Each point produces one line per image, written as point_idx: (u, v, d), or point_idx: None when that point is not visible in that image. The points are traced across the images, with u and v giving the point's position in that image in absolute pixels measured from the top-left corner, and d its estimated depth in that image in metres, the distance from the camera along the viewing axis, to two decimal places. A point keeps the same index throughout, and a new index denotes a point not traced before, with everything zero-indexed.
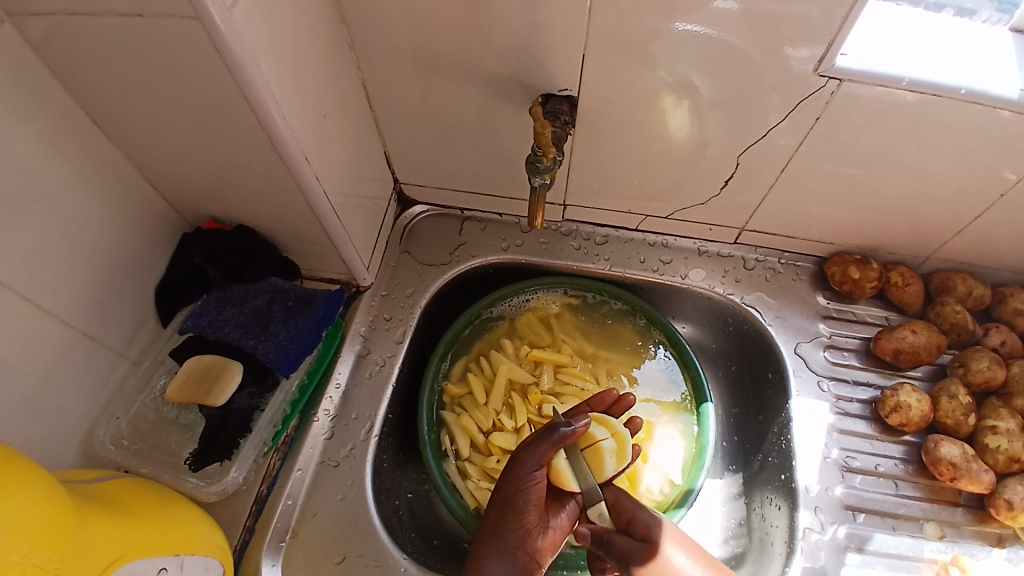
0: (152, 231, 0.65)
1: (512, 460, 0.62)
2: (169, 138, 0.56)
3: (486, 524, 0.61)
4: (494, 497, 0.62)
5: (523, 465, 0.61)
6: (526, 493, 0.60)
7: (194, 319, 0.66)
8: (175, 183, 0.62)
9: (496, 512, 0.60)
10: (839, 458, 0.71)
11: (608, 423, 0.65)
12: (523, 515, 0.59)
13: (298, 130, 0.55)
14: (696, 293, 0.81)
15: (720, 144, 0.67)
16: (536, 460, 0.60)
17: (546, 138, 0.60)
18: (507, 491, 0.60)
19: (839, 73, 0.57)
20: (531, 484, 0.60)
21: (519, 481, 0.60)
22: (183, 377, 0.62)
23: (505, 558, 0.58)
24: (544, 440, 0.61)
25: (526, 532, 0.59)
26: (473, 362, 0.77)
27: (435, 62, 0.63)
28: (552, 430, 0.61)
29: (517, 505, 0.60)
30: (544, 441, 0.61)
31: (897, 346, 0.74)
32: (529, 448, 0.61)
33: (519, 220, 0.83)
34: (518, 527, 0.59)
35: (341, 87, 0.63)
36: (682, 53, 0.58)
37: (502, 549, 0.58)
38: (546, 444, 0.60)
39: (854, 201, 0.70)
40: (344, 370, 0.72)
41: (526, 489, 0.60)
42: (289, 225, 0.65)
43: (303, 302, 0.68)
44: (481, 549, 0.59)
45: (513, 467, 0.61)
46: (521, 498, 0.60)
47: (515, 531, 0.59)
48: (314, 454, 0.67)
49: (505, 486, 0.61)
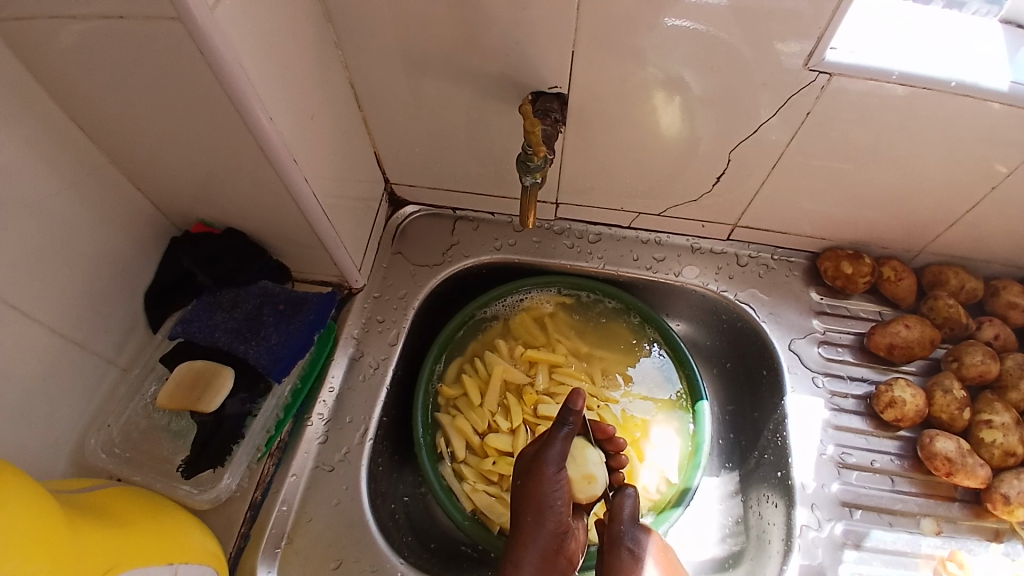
0: (140, 235, 0.64)
1: (535, 466, 0.61)
2: (156, 141, 0.55)
3: (517, 531, 0.60)
4: (520, 505, 0.61)
5: (547, 468, 0.60)
6: (557, 496, 0.60)
7: (184, 324, 0.65)
8: (162, 187, 0.61)
9: (530, 520, 0.60)
10: (834, 455, 0.71)
11: (590, 449, 0.65)
12: (559, 519, 0.60)
13: (285, 132, 0.54)
14: (690, 290, 0.81)
15: (711, 139, 0.66)
16: (559, 461, 0.60)
17: (536, 137, 0.59)
18: (536, 497, 0.60)
19: (830, 68, 0.56)
20: (559, 487, 0.60)
21: (548, 486, 0.60)
22: (174, 383, 0.62)
23: (544, 562, 0.59)
24: (557, 437, 0.61)
25: (561, 536, 0.60)
26: (467, 362, 0.77)
27: (423, 61, 0.63)
28: (561, 423, 0.61)
29: (551, 513, 0.59)
30: (557, 437, 0.61)
31: (891, 341, 0.74)
32: (546, 449, 0.61)
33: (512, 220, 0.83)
34: (553, 532, 0.60)
35: (329, 87, 0.62)
36: (672, 49, 0.58)
37: (541, 556, 0.59)
38: (559, 439, 0.61)
39: (846, 196, 0.70)
40: (337, 373, 0.72)
41: (556, 492, 0.60)
42: (278, 228, 0.65)
43: (294, 306, 0.67)
44: (519, 558, 0.58)
45: (537, 472, 0.60)
46: (554, 501, 0.60)
47: (551, 536, 0.60)
48: (308, 458, 0.67)
49: (533, 492, 0.60)
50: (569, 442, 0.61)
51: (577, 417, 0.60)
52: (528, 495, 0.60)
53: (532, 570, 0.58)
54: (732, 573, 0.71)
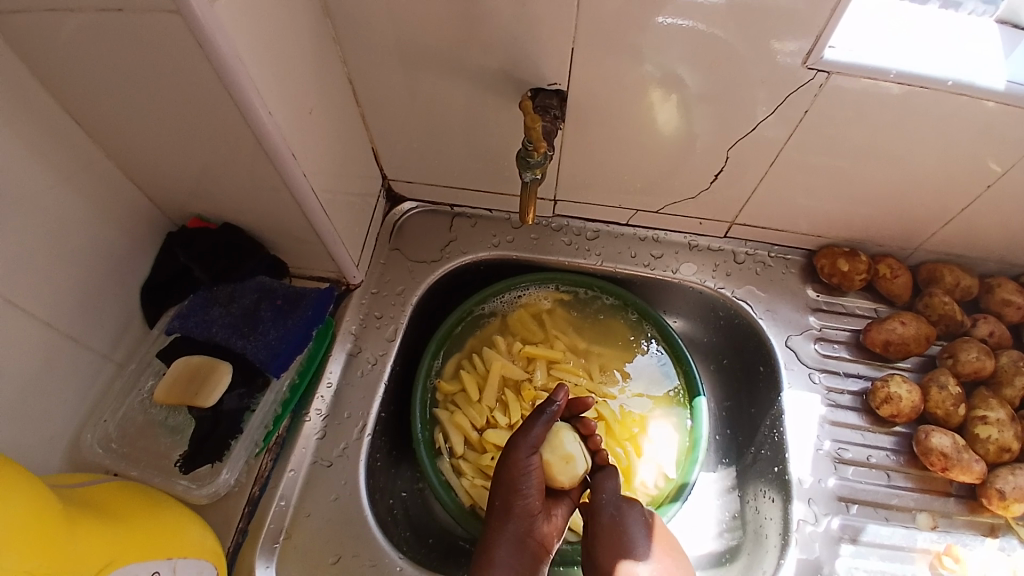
0: (137, 230, 0.63)
1: (506, 451, 0.63)
2: (153, 135, 0.55)
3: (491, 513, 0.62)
4: (495, 487, 0.63)
5: (520, 451, 0.62)
6: (527, 481, 0.61)
7: (181, 319, 0.64)
8: (159, 181, 0.61)
9: (501, 502, 0.61)
10: (831, 450, 0.72)
11: (565, 430, 0.65)
12: (527, 503, 0.61)
13: (284, 126, 0.54)
14: (687, 287, 0.81)
15: (708, 136, 0.66)
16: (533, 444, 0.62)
17: (537, 132, 0.59)
18: (507, 480, 0.62)
19: (827, 66, 0.57)
20: (530, 472, 0.62)
21: (519, 469, 0.62)
22: (171, 379, 0.61)
23: (513, 546, 0.60)
24: (535, 423, 0.63)
25: (531, 521, 0.61)
26: (465, 358, 0.77)
27: (421, 57, 0.63)
28: (541, 411, 0.64)
29: (521, 496, 0.61)
30: (535, 423, 0.63)
31: (887, 337, 0.74)
32: (522, 432, 0.63)
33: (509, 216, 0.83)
34: (524, 516, 0.61)
35: (327, 82, 0.62)
36: (670, 47, 0.58)
37: (510, 537, 0.60)
38: (538, 425, 0.63)
39: (843, 194, 0.71)
40: (335, 369, 0.71)
41: (526, 476, 0.61)
42: (276, 224, 0.64)
43: (292, 302, 0.67)
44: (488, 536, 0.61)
45: (509, 455, 0.63)
46: (524, 485, 0.61)
47: (522, 519, 0.61)
48: (306, 454, 0.66)
49: (505, 475, 0.62)
50: (546, 431, 0.64)
51: (556, 409, 0.64)
52: (500, 479, 0.62)
53: (499, 550, 0.60)
54: (729, 567, 0.71)
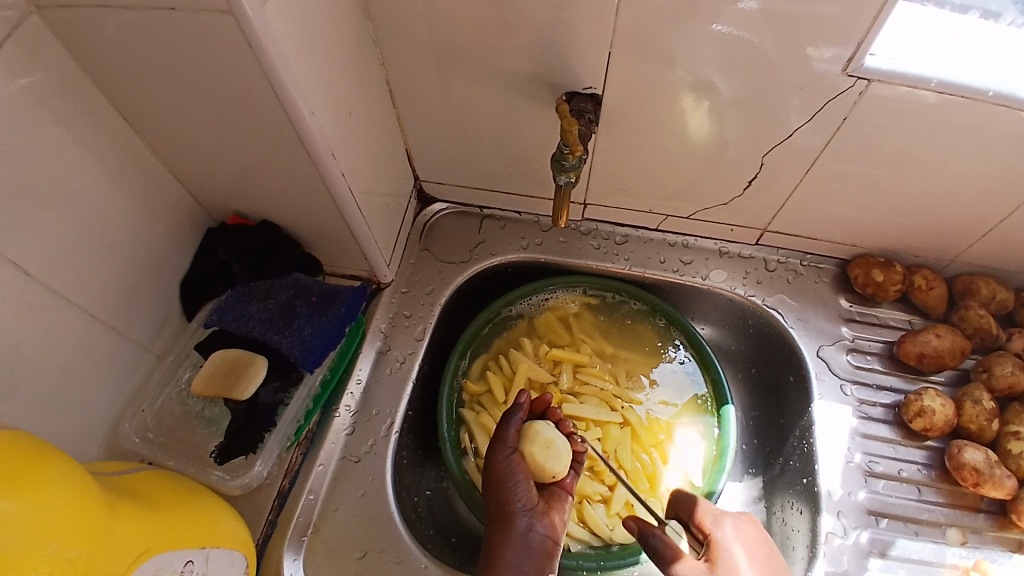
0: (177, 225, 0.65)
1: (488, 458, 0.64)
2: (199, 132, 0.56)
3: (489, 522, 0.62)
4: (487, 495, 0.63)
5: (498, 452, 0.63)
6: (514, 477, 0.62)
7: (219, 314, 0.65)
8: (200, 177, 0.62)
9: (496, 505, 0.61)
10: (861, 463, 0.71)
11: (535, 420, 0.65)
12: (519, 499, 0.61)
13: (326, 126, 0.55)
14: (717, 294, 0.80)
15: (742, 144, 0.66)
16: (509, 443, 0.63)
17: (572, 135, 0.59)
18: (496, 484, 0.62)
19: (867, 73, 0.56)
20: (514, 469, 0.62)
21: (502, 469, 0.62)
22: (209, 371, 0.62)
23: (518, 547, 0.58)
24: (506, 424, 0.65)
25: (529, 517, 0.60)
26: (492, 360, 0.77)
27: (458, 59, 0.63)
28: (509, 413, 0.65)
29: (511, 492, 0.61)
30: (507, 426, 0.64)
31: (921, 350, 0.73)
32: (498, 436, 0.64)
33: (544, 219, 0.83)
34: (521, 512, 0.60)
35: (365, 84, 0.63)
36: (707, 52, 0.58)
37: (513, 540, 0.59)
38: (511, 426, 0.64)
39: (877, 203, 0.70)
40: (365, 367, 0.72)
41: (511, 473, 0.62)
42: (311, 222, 0.65)
43: (327, 299, 0.68)
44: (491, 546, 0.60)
45: (491, 460, 0.63)
46: (512, 483, 0.61)
47: (520, 515, 0.60)
48: (335, 449, 0.67)
49: (493, 479, 0.62)
50: (522, 429, 0.64)
51: (523, 408, 0.65)
52: (490, 486, 0.63)
53: (505, 554, 0.58)
54: None
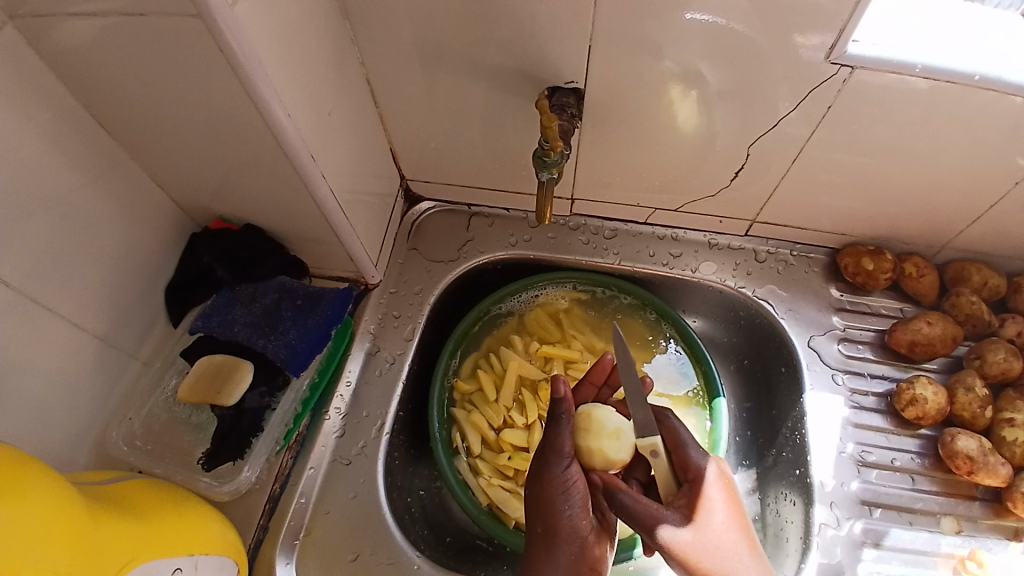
0: (161, 231, 0.65)
1: (537, 470, 0.59)
2: (177, 138, 0.56)
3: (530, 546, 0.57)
4: (530, 514, 0.58)
5: (556, 465, 0.58)
6: (568, 497, 0.57)
7: (203, 319, 0.66)
8: (182, 183, 0.62)
9: (543, 527, 0.56)
10: (854, 453, 0.71)
11: (597, 412, 0.63)
12: (572, 522, 0.56)
13: (304, 128, 0.55)
14: (706, 287, 0.80)
15: (728, 134, 0.66)
16: (566, 455, 0.58)
17: (553, 131, 0.58)
18: (546, 503, 0.57)
19: (851, 61, 0.55)
20: (569, 488, 0.57)
21: (556, 486, 0.57)
22: (195, 376, 0.62)
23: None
24: (561, 432, 0.60)
25: (581, 543, 0.56)
26: (482, 358, 0.77)
27: (439, 57, 0.63)
28: (556, 418, 0.60)
29: (563, 513, 0.56)
30: (560, 435, 0.59)
31: (912, 338, 0.73)
32: (550, 446, 0.59)
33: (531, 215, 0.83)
34: (572, 537, 0.55)
35: (345, 83, 0.62)
36: (689, 44, 0.57)
37: (563, 570, 0.54)
38: (564, 436, 0.59)
39: (865, 191, 0.69)
40: (354, 368, 0.72)
41: (564, 491, 0.57)
42: (295, 225, 0.65)
43: (312, 301, 0.68)
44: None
45: (541, 474, 0.58)
46: (564, 504, 0.56)
47: (570, 540, 0.55)
48: (326, 451, 0.67)
49: (543, 498, 0.57)
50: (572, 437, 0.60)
51: (574, 409, 0.61)
52: (535, 504, 0.57)
53: None
54: None
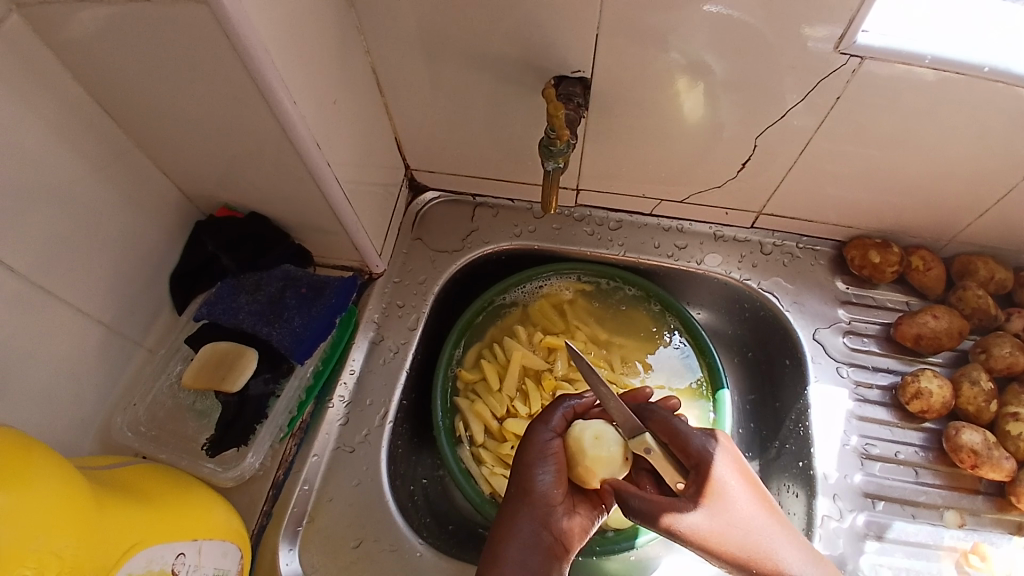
0: (166, 219, 0.65)
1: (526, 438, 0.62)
2: (181, 125, 0.55)
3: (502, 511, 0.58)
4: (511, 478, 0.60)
5: (539, 433, 0.61)
6: (543, 461, 0.59)
7: (209, 307, 0.65)
8: (187, 171, 0.62)
9: (516, 488, 0.58)
10: (858, 446, 0.70)
11: (572, 428, 0.60)
12: (545, 488, 0.58)
13: (308, 115, 0.54)
14: (712, 278, 0.80)
15: (736, 126, 0.65)
16: (553, 427, 0.61)
17: (560, 120, 0.58)
18: (523, 467, 0.59)
19: (861, 51, 0.55)
20: (547, 455, 0.59)
21: (536, 450, 0.60)
22: (199, 363, 0.62)
23: (526, 539, 0.55)
24: (555, 410, 0.63)
25: (548, 512, 0.56)
26: (486, 348, 0.77)
27: (444, 46, 0.62)
28: (560, 401, 0.64)
29: (536, 477, 0.58)
30: (554, 413, 0.62)
31: (918, 331, 0.72)
32: (542, 418, 0.63)
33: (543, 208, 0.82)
34: (539, 502, 0.57)
35: (350, 71, 0.62)
36: (697, 34, 0.57)
37: (523, 537, 0.55)
38: (557, 414, 0.62)
39: (872, 183, 0.69)
40: (358, 357, 0.72)
41: (543, 457, 0.59)
42: (300, 214, 0.65)
43: (316, 289, 0.67)
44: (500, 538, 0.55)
45: (528, 439, 0.61)
46: (539, 469, 0.59)
47: (537, 505, 0.57)
48: (329, 439, 0.67)
49: (523, 463, 0.60)
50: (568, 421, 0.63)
51: (580, 402, 0.63)
52: (516, 469, 0.60)
53: (515, 547, 0.54)
54: None
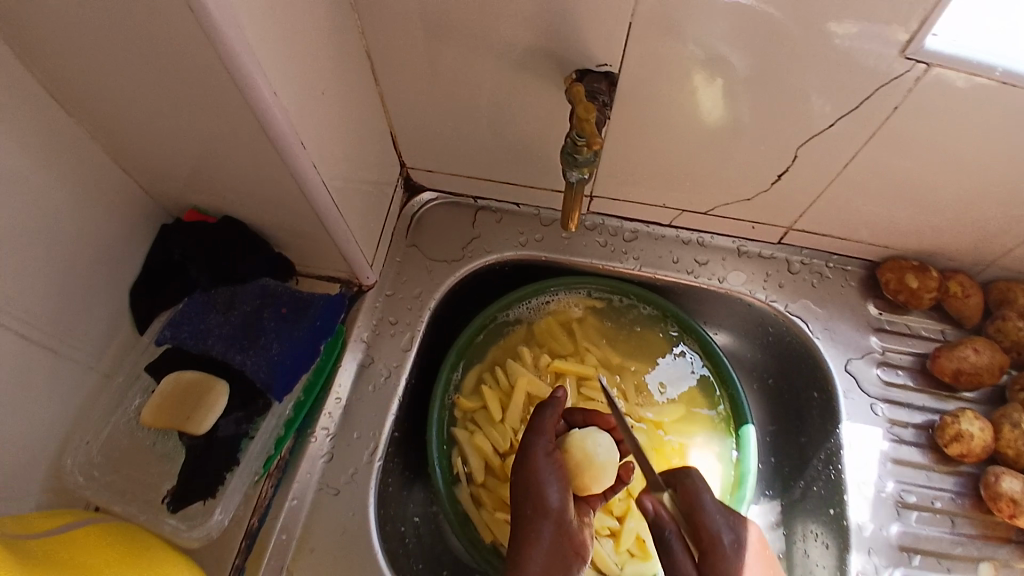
0: (125, 222, 0.56)
1: (521, 449, 0.59)
2: (141, 114, 0.46)
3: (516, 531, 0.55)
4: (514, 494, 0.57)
5: (535, 444, 0.58)
6: (548, 474, 0.57)
7: (173, 328, 0.57)
8: (149, 167, 0.53)
9: (527, 506, 0.55)
10: (893, 493, 0.66)
11: (567, 445, 0.59)
12: (556, 500, 0.56)
13: (291, 108, 0.46)
14: (736, 298, 0.73)
15: (778, 134, 0.58)
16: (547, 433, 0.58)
17: (590, 124, 0.50)
18: (529, 482, 0.56)
19: (927, 57, 0.48)
20: (550, 466, 0.57)
21: (539, 463, 0.57)
22: (161, 398, 0.54)
23: (547, 556, 0.53)
24: (542, 414, 0.60)
25: (563, 521, 0.55)
26: (487, 371, 0.70)
27: (451, 30, 0.54)
28: (545, 404, 0.60)
29: (546, 491, 0.56)
30: (542, 419, 0.59)
31: (958, 366, 0.67)
32: (532, 425, 0.59)
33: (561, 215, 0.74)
34: (553, 515, 0.55)
35: (341, 56, 0.53)
36: (745, 28, 0.49)
37: (546, 554, 0.53)
38: (547, 418, 0.59)
39: (921, 204, 0.62)
40: (344, 382, 0.64)
41: (548, 469, 0.57)
42: (280, 220, 0.56)
43: (298, 310, 0.59)
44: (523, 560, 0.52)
45: (526, 452, 0.58)
46: (547, 483, 0.56)
47: (552, 519, 0.55)
48: (312, 479, 0.60)
49: (527, 477, 0.57)
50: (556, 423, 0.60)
51: (560, 400, 0.60)
52: (517, 482, 0.57)
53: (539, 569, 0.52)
54: None
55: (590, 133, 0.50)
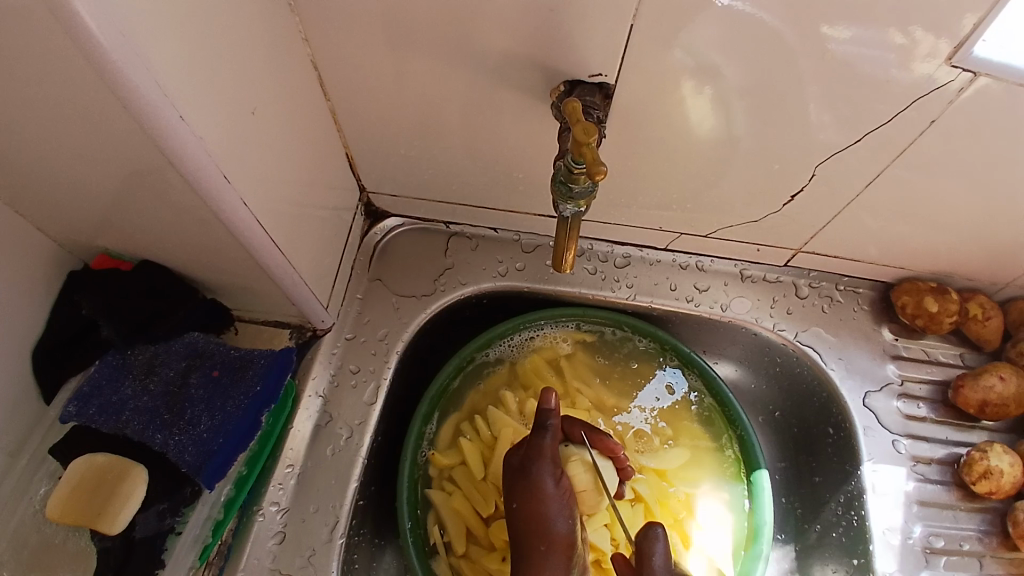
0: (23, 273, 0.46)
1: (519, 476, 0.52)
2: (21, 146, 0.37)
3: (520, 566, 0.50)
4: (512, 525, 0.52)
5: (539, 472, 0.51)
6: (555, 503, 0.51)
7: (79, 403, 0.47)
8: (47, 208, 0.43)
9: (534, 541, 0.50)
10: (921, 539, 0.59)
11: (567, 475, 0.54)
12: (565, 531, 0.50)
13: (213, 133, 0.37)
14: (740, 327, 0.66)
15: (793, 151, 0.51)
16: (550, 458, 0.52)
17: (591, 150, 0.40)
18: (533, 514, 0.50)
19: (976, 65, 0.41)
20: (557, 494, 0.51)
21: (545, 493, 0.51)
22: (65, 490, 0.45)
23: None
24: (541, 434, 0.53)
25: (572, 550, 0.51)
26: (465, 421, 0.61)
27: (411, 35, 0.45)
28: (541, 423, 0.53)
29: (553, 524, 0.50)
30: (542, 439, 0.52)
31: (984, 398, 0.61)
32: (532, 448, 0.52)
33: (543, 240, 0.66)
34: (563, 547, 0.50)
35: (278, 66, 0.44)
36: (762, 31, 0.42)
37: None
38: (547, 440, 0.52)
39: (946, 224, 0.56)
40: (298, 445, 0.55)
41: (554, 499, 0.51)
42: (213, 264, 0.47)
43: (233, 372, 0.51)
44: None
45: (528, 481, 0.51)
46: (554, 513, 0.51)
47: (560, 551, 0.50)
48: (261, 565, 0.51)
49: (530, 509, 0.51)
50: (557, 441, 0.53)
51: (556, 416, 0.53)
52: (517, 512, 0.51)
53: None
54: None
55: (590, 162, 0.40)
